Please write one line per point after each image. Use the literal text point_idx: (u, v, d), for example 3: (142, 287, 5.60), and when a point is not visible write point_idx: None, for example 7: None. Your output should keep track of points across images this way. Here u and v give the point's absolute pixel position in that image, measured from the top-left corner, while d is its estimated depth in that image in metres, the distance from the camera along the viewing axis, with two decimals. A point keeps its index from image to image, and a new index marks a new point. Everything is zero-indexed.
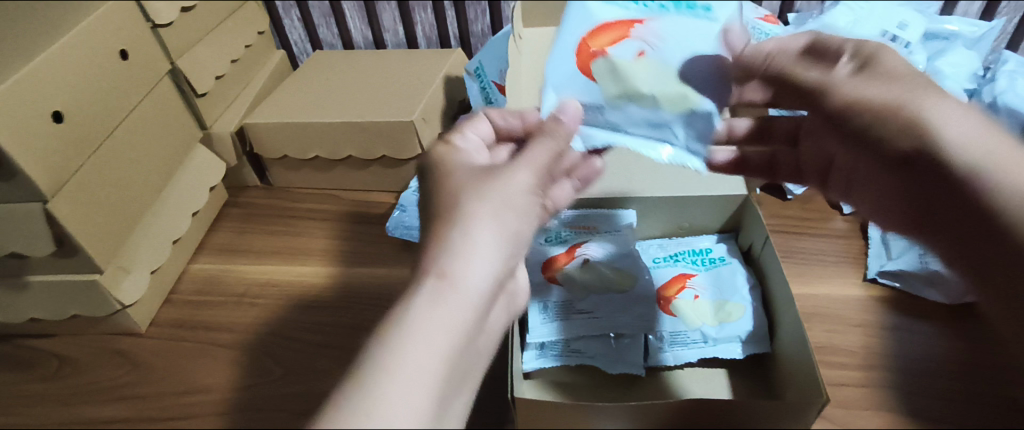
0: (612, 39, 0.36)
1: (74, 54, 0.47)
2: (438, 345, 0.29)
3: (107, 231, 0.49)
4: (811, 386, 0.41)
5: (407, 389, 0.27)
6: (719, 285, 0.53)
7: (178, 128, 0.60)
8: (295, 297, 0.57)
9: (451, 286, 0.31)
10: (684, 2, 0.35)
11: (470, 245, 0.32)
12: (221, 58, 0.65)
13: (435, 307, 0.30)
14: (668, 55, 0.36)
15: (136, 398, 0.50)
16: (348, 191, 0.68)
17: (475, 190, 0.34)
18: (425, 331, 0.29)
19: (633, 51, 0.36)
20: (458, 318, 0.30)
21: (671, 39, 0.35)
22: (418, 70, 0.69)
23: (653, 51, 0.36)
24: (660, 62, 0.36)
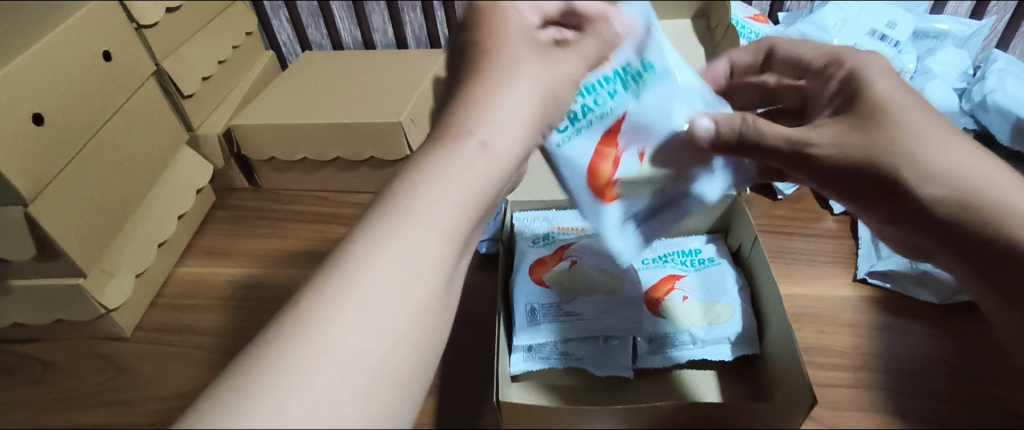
0: (616, 162, 0.40)
1: (54, 56, 0.47)
2: (374, 290, 0.25)
3: (89, 234, 0.49)
4: (798, 390, 0.41)
5: (340, 330, 0.23)
6: (708, 285, 0.52)
7: (163, 130, 0.59)
8: (283, 300, 0.56)
9: (394, 231, 0.26)
10: (640, 76, 0.37)
11: (426, 180, 0.28)
12: (208, 59, 0.64)
13: (369, 249, 0.25)
14: (658, 134, 0.39)
15: (120, 404, 0.50)
16: (337, 192, 0.67)
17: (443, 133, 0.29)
18: (366, 279, 0.25)
19: (634, 157, 0.40)
20: (398, 262, 0.25)
21: (656, 115, 0.38)
22: (407, 71, 0.69)
23: (648, 147, 0.40)
24: (657, 151, 0.40)
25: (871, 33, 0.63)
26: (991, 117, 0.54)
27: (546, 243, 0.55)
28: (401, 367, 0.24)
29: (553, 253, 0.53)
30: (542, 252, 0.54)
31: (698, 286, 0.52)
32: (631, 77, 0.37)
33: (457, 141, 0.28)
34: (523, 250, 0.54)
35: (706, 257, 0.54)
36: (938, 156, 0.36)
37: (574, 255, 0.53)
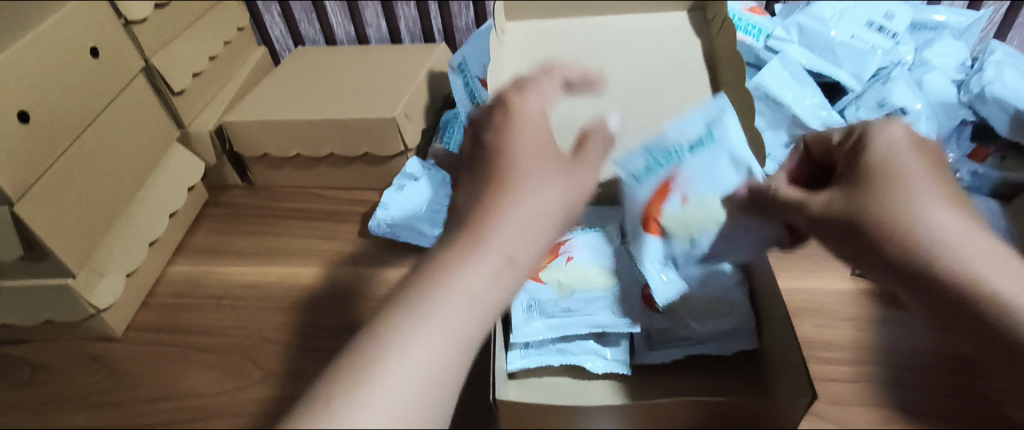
0: (662, 203, 0.44)
1: (39, 52, 0.46)
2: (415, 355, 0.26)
3: (77, 234, 0.48)
4: (797, 382, 0.41)
5: (406, 374, 0.25)
6: (706, 275, 0.50)
7: (153, 128, 0.58)
8: (277, 299, 0.56)
9: (436, 294, 0.27)
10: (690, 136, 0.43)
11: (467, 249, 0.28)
12: (198, 55, 0.64)
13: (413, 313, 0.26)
14: (704, 189, 0.43)
15: (112, 405, 0.49)
16: (332, 189, 0.67)
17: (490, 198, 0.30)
18: (425, 324, 0.26)
19: (679, 201, 0.44)
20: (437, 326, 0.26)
21: (703, 176, 0.43)
22: (402, 66, 0.68)
23: (691, 193, 0.43)
24: (703, 199, 0.43)
25: (869, 26, 0.63)
26: (990, 109, 0.54)
27: None
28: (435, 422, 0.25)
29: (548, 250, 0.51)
30: None
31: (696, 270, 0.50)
32: (682, 133, 0.44)
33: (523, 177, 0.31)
34: None
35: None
36: (930, 228, 0.32)
37: (571, 252, 0.51)
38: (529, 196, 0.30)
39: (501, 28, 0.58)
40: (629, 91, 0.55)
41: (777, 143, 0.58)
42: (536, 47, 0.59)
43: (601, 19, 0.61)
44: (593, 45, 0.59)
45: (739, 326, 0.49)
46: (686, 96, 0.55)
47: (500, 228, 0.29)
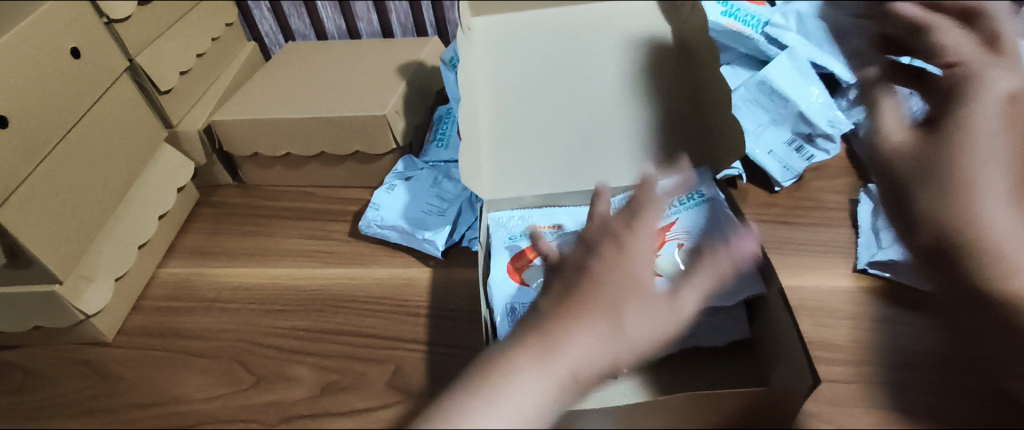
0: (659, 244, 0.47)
1: (17, 53, 0.45)
2: (548, 381, 0.31)
3: (63, 239, 0.47)
4: (799, 367, 0.39)
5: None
6: (700, 223, 0.49)
7: (140, 129, 0.57)
8: (269, 302, 0.55)
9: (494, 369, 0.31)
10: (686, 198, 0.50)
11: (603, 303, 0.34)
12: (185, 52, 0.62)
13: (560, 351, 0.32)
14: (699, 238, 0.48)
15: (104, 411, 0.48)
16: (324, 188, 0.66)
17: (609, 264, 0.36)
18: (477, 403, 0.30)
19: (675, 245, 0.48)
20: (569, 369, 0.31)
21: (696, 227, 0.49)
22: (393, 61, 0.67)
23: (689, 241, 0.48)
24: (697, 246, 0.48)
25: (868, 16, 0.61)
26: None
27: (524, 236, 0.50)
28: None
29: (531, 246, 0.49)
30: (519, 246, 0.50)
31: (690, 229, 0.49)
32: (682, 198, 0.50)
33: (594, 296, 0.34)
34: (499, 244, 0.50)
35: (693, 194, 0.50)
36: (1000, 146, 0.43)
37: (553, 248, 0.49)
38: (604, 286, 0.35)
39: (469, 26, 0.57)
40: (603, 87, 0.55)
41: (778, 141, 0.57)
42: (518, 43, 0.58)
43: (577, 10, 0.59)
44: (567, 37, 0.58)
45: (729, 314, 0.47)
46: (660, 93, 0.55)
47: (616, 283, 0.35)
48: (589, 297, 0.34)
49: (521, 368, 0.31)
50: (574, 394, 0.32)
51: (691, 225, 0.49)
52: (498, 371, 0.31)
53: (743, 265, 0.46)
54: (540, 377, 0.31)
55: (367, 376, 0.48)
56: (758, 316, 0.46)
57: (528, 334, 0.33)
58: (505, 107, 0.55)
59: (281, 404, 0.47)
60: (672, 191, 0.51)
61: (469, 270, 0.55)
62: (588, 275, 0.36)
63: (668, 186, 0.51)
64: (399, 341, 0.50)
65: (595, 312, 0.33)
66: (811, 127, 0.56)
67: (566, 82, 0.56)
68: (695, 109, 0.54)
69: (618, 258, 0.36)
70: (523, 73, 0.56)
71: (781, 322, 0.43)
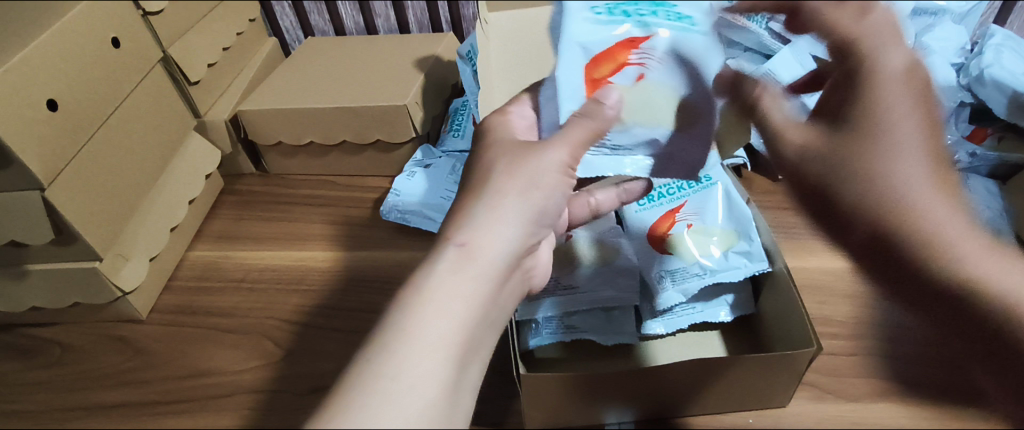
0: (669, 225, 0.53)
1: (65, 42, 0.48)
2: (442, 363, 0.30)
3: (103, 218, 0.50)
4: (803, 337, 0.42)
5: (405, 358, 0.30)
6: (708, 206, 0.53)
7: (171, 117, 0.60)
8: (295, 282, 0.57)
9: (419, 292, 0.32)
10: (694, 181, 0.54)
11: (500, 224, 0.36)
12: (213, 46, 0.65)
13: (450, 311, 0.32)
14: (707, 219, 0.53)
15: (140, 383, 0.51)
16: (344, 176, 0.68)
17: (514, 158, 0.38)
18: (414, 313, 0.31)
19: (684, 225, 0.53)
20: (469, 320, 0.32)
21: (704, 210, 0.53)
22: (411, 55, 0.69)
23: (696, 221, 0.53)
24: (705, 226, 0.52)
25: None
26: (989, 92, 0.56)
27: None
28: (459, 414, 0.31)
29: None
30: None
31: (699, 210, 0.53)
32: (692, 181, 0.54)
33: (498, 180, 0.37)
34: None
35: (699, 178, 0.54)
36: None
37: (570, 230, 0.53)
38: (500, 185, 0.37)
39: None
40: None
41: None
42: None
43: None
44: None
45: (737, 291, 0.51)
46: None
47: (524, 171, 0.37)
48: (477, 192, 0.37)
49: (431, 300, 0.32)
50: (473, 351, 0.32)
51: (700, 207, 0.53)
52: (390, 342, 0.30)
53: (751, 243, 0.50)
54: (430, 353, 0.30)
55: None
56: (762, 293, 0.51)
57: (422, 283, 0.32)
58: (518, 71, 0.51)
59: (310, 375, 0.50)
60: None
61: None
62: (477, 169, 0.38)
63: None
64: None
65: (507, 189, 0.37)
66: None
67: None
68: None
69: (521, 147, 0.38)
70: None
71: (782, 296, 0.47)
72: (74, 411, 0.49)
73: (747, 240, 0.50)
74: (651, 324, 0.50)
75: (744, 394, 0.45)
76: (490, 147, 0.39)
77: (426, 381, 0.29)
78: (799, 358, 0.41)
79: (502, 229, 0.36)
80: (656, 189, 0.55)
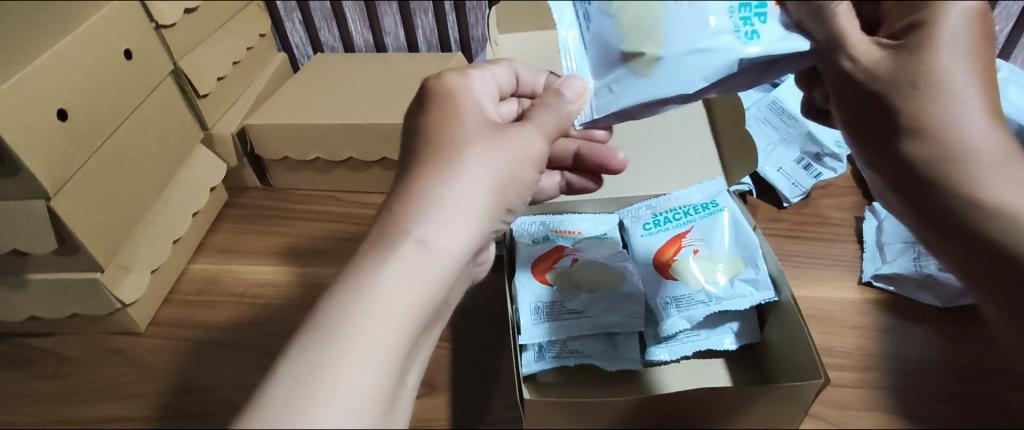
0: (675, 251, 0.53)
1: (79, 53, 0.48)
2: (386, 375, 0.28)
3: (107, 228, 0.50)
4: (811, 370, 0.42)
5: (350, 367, 0.27)
6: (715, 232, 0.53)
7: (180, 129, 0.60)
8: (296, 298, 0.57)
9: (368, 292, 0.29)
10: (703, 208, 0.54)
11: (460, 222, 0.32)
12: (223, 59, 0.65)
13: (399, 312, 0.29)
14: (713, 246, 0.53)
15: (134, 397, 0.50)
16: (349, 193, 0.68)
17: (486, 145, 0.34)
18: (363, 316, 0.28)
19: (690, 251, 0.53)
20: (416, 322, 0.30)
21: (711, 237, 0.53)
22: (420, 73, 0.70)
23: (703, 247, 0.53)
24: (711, 252, 0.53)
25: None
26: None
27: (545, 241, 0.55)
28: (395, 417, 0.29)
29: (553, 250, 0.54)
30: (542, 249, 0.54)
31: (705, 236, 0.53)
32: (700, 208, 0.55)
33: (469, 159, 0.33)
34: (523, 248, 0.54)
35: (706, 204, 0.54)
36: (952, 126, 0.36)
37: (575, 253, 0.54)
38: (466, 172, 0.33)
39: (495, 41, 0.58)
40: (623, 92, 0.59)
41: (789, 159, 0.61)
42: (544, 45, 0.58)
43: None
44: None
45: (742, 319, 0.51)
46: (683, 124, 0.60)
47: (495, 164, 0.34)
48: (442, 164, 0.33)
49: (378, 304, 0.29)
50: (415, 355, 0.30)
51: (707, 233, 0.53)
52: (329, 349, 0.27)
53: (757, 271, 0.50)
54: (377, 364, 0.27)
55: None
56: (768, 323, 0.50)
57: (372, 282, 0.29)
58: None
59: None
60: (687, 201, 0.56)
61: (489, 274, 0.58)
62: (436, 138, 0.34)
63: (682, 197, 0.56)
64: None
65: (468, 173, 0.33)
66: (819, 146, 0.60)
67: None
68: (715, 146, 0.59)
69: (494, 132, 0.35)
70: None
71: (789, 327, 0.46)
72: (66, 424, 0.48)
73: (753, 267, 0.50)
74: (655, 349, 0.50)
75: (753, 420, 0.44)
76: (456, 120, 0.35)
77: (361, 396, 0.27)
78: (804, 389, 0.40)
79: (467, 223, 0.33)
80: (662, 214, 0.56)
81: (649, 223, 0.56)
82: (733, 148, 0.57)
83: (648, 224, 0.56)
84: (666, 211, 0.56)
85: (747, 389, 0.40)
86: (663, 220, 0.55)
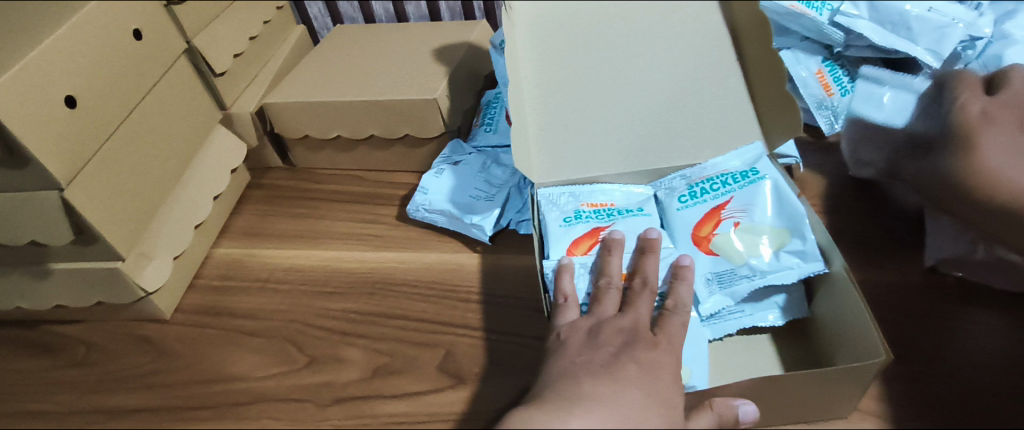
0: (714, 226, 0.49)
1: (84, 36, 0.46)
2: None
3: (126, 216, 0.48)
4: (872, 347, 0.39)
5: None
6: (759, 202, 0.48)
7: (196, 111, 0.58)
8: (320, 283, 0.55)
9: None
10: (742, 178, 0.50)
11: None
12: (240, 35, 0.63)
13: None
14: (757, 218, 0.48)
15: (161, 386, 0.49)
16: (372, 172, 0.66)
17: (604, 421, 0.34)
18: None
19: (730, 224, 0.49)
20: None
21: (754, 209, 0.48)
22: (442, 43, 0.66)
23: (745, 219, 0.48)
24: (753, 224, 0.48)
25: None
26: None
27: (578, 222, 0.50)
28: None
29: (589, 233, 0.49)
30: (576, 231, 0.49)
31: (746, 206, 0.49)
32: (740, 176, 0.50)
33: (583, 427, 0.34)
34: (552, 229, 0.50)
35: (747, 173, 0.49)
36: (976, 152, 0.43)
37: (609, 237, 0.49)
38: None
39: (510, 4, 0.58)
40: (649, 65, 0.56)
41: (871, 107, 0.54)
42: None
43: None
44: None
45: (788, 292, 0.48)
46: (708, 69, 0.55)
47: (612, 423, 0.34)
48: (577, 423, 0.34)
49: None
50: None
51: (746, 203, 0.49)
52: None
53: (804, 242, 0.46)
54: None
55: (417, 360, 0.48)
56: (816, 296, 0.47)
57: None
58: (551, 97, 0.55)
59: (333, 385, 0.48)
60: (723, 169, 0.51)
61: (519, 258, 0.55)
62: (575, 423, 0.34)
63: (718, 164, 0.51)
64: (450, 327, 0.50)
65: (582, 424, 0.34)
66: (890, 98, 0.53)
67: (605, 61, 0.57)
68: (743, 86, 0.54)
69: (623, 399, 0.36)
70: (563, 56, 0.56)
71: (843, 302, 0.43)
72: (95, 414, 0.48)
73: (799, 237, 0.46)
74: (700, 327, 0.46)
75: (809, 404, 0.40)
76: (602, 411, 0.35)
77: None
78: (865, 369, 0.37)
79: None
80: (698, 185, 0.51)
81: (684, 196, 0.51)
82: (770, 108, 0.52)
83: (683, 196, 0.51)
84: (701, 181, 0.51)
85: (806, 375, 0.37)
86: (699, 193, 0.51)
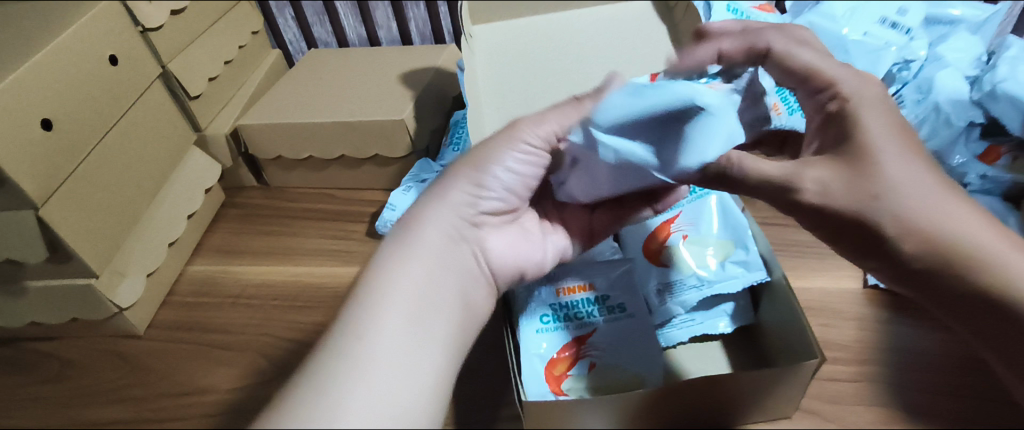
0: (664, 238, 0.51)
1: (61, 61, 0.48)
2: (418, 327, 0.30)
3: (100, 234, 0.50)
4: (806, 349, 0.41)
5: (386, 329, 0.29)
6: (705, 217, 0.52)
7: (169, 132, 0.60)
8: (292, 298, 0.57)
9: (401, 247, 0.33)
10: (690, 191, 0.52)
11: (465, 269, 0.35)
12: (215, 60, 0.65)
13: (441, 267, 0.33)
14: (703, 231, 0.51)
15: (135, 399, 0.50)
16: (344, 190, 0.68)
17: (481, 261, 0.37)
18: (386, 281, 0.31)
19: (679, 237, 0.51)
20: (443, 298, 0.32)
21: (699, 223, 0.52)
22: (411, 66, 0.69)
23: (691, 232, 0.51)
24: (700, 236, 0.51)
25: (881, 22, 0.62)
26: (1001, 107, 0.52)
27: None
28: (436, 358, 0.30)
29: None
30: None
31: (693, 221, 0.52)
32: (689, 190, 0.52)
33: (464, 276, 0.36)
34: None
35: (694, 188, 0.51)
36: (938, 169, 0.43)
37: None
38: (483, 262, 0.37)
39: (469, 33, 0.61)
40: None
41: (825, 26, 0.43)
42: (518, 44, 0.63)
43: (568, 15, 0.65)
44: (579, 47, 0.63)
45: (735, 300, 0.50)
46: None
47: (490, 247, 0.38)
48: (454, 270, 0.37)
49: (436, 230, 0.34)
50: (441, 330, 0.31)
51: (694, 218, 0.52)
52: (346, 364, 0.27)
53: (748, 253, 0.49)
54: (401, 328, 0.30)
55: None
56: (761, 304, 0.50)
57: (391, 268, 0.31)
58: None
59: None
60: None
61: None
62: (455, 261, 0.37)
63: None
64: None
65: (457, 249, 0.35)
66: None
67: None
68: None
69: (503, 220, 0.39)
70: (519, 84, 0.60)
71: (784, 307, 0.45)
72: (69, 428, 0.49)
73: (743, 249, 0.49)
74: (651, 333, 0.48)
75: (752, 404, 0.43)
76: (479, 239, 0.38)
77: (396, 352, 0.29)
78: (801, 369, 0.39)
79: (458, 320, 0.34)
80: None
81: None
82: None
83: None
84: None
85: (749, 376, 0.39)
86: None
